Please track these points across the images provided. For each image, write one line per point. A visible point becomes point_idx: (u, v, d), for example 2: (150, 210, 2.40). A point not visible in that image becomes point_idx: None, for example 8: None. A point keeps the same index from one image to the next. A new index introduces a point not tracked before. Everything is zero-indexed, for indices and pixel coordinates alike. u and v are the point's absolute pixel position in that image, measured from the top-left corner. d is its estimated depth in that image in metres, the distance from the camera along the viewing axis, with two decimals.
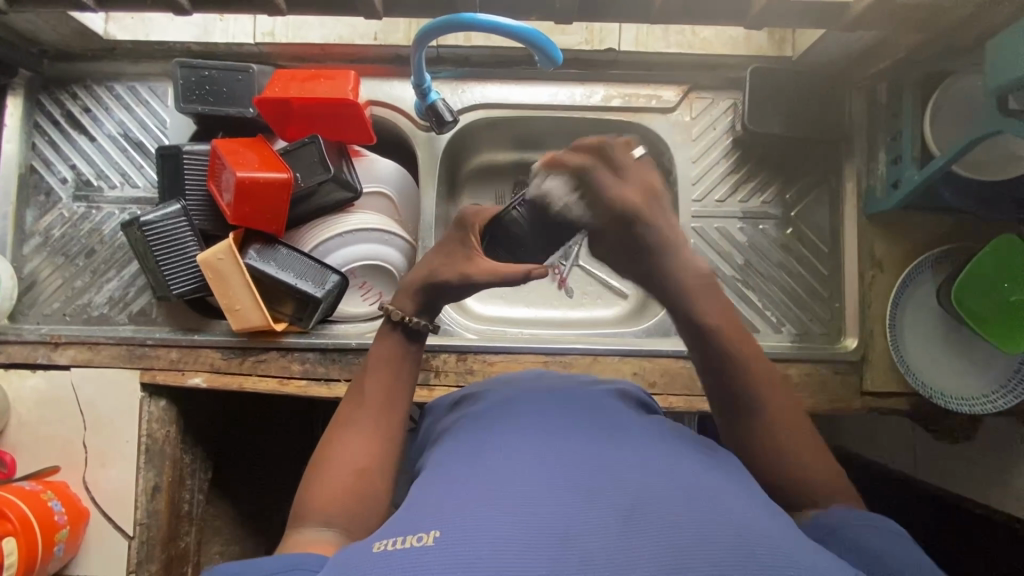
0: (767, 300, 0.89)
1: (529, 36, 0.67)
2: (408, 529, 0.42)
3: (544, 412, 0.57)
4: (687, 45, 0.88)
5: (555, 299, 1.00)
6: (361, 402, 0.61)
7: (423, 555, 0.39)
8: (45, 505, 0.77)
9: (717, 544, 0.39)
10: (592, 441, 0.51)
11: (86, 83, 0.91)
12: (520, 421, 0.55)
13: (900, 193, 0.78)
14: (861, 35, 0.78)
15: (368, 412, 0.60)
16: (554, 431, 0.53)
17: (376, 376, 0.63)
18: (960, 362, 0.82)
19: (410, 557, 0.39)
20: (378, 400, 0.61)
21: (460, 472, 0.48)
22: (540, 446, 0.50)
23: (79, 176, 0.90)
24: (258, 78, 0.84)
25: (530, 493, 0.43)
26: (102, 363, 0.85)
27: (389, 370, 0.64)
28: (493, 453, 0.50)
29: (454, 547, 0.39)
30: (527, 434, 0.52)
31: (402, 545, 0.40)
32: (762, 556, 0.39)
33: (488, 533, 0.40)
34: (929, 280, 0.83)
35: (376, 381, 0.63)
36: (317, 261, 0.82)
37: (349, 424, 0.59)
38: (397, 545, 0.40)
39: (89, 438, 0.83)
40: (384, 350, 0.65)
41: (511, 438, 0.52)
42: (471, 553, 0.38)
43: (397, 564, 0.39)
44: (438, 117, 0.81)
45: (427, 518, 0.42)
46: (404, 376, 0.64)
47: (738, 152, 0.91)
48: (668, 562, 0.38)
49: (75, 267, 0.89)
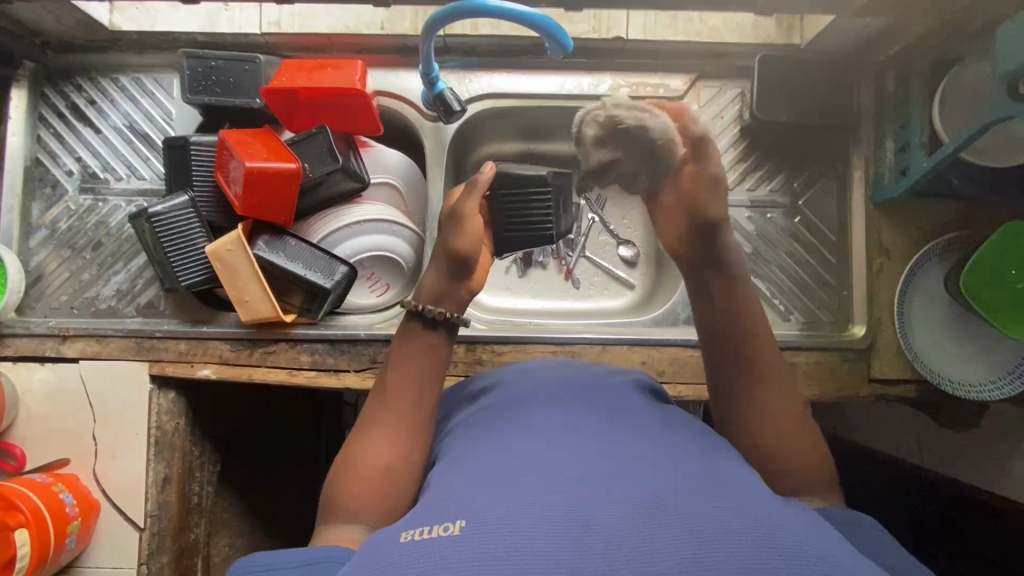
0: (775, 288, 0.89)
1: (539, 23, 0.67)
2: (432, 520, 0.42)
3: (563, 405, 0.57)
4: (694, 33, 0.88)
5: (562, 290, 1.00)
6: (386, 398, 0.61)
7: (449, 546, 0.39)
8: (56, 497, 0.77)
9: (740, 535, 0.39)
10: (612, 433, 0.51)
11: (91, 75, 0.90)
12: (536, 415, 0.55)
13: (909, 180, 0.78)
14: (870, 22, 0.78)
15: (392, 408, 0.61)
16: (575, 423, 0.53)
17: (401, 371, 0.63)
18: (967, 349, 0.82)
19: (435, 547, 0.39)
20: (401, 394, 0.61)
21: (481, 465, 0.48)
22: (561, 439, 0.50)
23: (85, 168, 0.90)
24: (265, 68, 0.84)
25: (556, 484, 0.43)
26: (111, 356, 0.85)
27: (413, 364, 0.64)
28: (510, 447, 0.50)
29: (478, 539, 0.39)
30: (548, 427, 0.52)
31: (429, 535, 0.40)
32: (786, 549, 0.38)
33: (514, 524, 0.40)
34: (937, 267, 0.83)
35: (402, 375, 0.63)
36: (325, 252, 0.82)
37: (375, 418, 0.60)
38: (421, 536, 0.41)
39: (98, 431, 0.84)
40: (408, 342, 0.66)
41: (531, 432, 0.52)
42: (498, 544, 0.38)
43: (422, 555, 0.39)
44: (446, 107, 0.81)
45: (452, 508, 0.43)
46: (429, 369, 0.64)
47: (746, 141, 0.91)
48: (693, 556, 0.37)
49: (82, 259, 0.88)
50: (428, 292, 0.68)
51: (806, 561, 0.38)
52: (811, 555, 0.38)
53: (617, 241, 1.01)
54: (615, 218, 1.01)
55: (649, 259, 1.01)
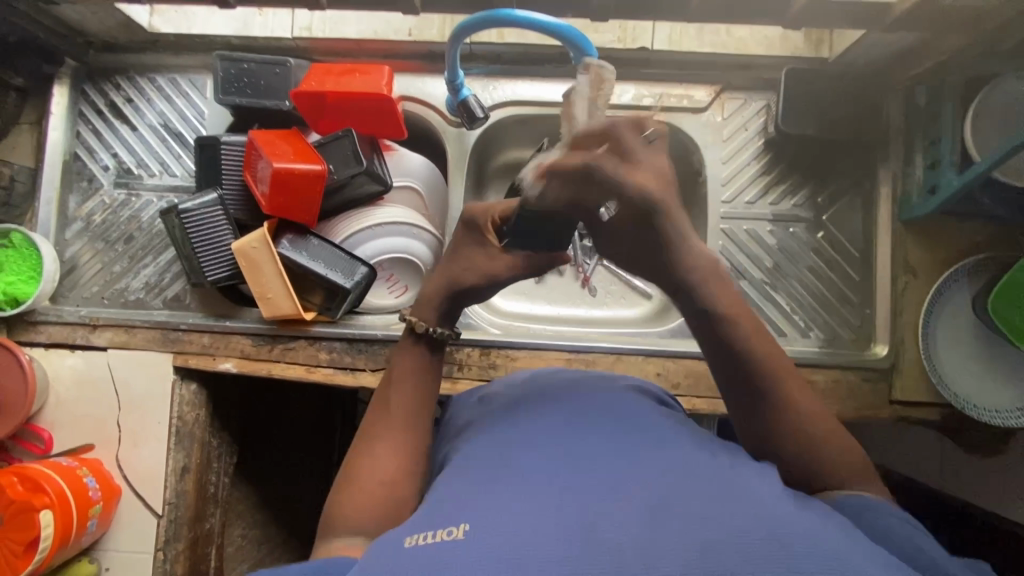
0: (794, 303, 0.88)
1: (564, 33, 0.68)
2: (437, 524, 0.43)
3: (568, 408, 0.56)
4: (721, 45, 0.87)
5: (579, 298, 1.00)
6: (387, 413, 0.61)
7: (453, 550, 0.39)
8: (81, 481, 0.80)
9: (745, 531, 0.39)
10: (617, 435, 0.51)
11: (129, 74, 0.94)
12: (541, 417, 0.55)
13: (937, 198, 0.77)
14: (900, 37, 0.76)
15: (393, 426, 0.60)
16: (580, 426, 0.52)
17: (404, 386, 0.63)
18: (995, 372, 0.80)
19: (439, 552, 0.40)
20: (404, 410, 0.62)
21: (488, 469, 0.49)
22: (568, 441, 0.50)
23: (120, 164, 0.93)
24: (294, 72, 0.86)
25: (561, 487, 0.44)
26: (138, 346, 0.87)
27: (412, 385, 0.63)
28: (514, 452, 0.50)
29: (483, 542, 0.39)
30: (554, 430, 0.52)
31: (432, 539, 0.41)
32: (798, 543, 0.39)
33: (518, 532, 0.40)
34: (964, 287, 0.81)
35: (406, 388, 0.63)
36: (347, 252, 0.84)
37: (375, 438, 0.59)
38: (427, 541, 0.41)
39: (122, 418, 0.86)
40: (403, 361, 0.65)
41: (539, 434, 0.52)
42: (502, 553, 0.38)
43: (425, 560, 0.39)
44: (469, 113, 0.82)
45: (455, 514, 0.43)
46: (428, 389, 0.64)
47: (770, 154, 0.90)
48: (700, 553, 0.37)
49: (114, 252, 0.91)
50: (424, 308, 0.66)
51: (816, 563, 0.37)
52: (823, 551, 0.38)
53: None
54: None
55: None
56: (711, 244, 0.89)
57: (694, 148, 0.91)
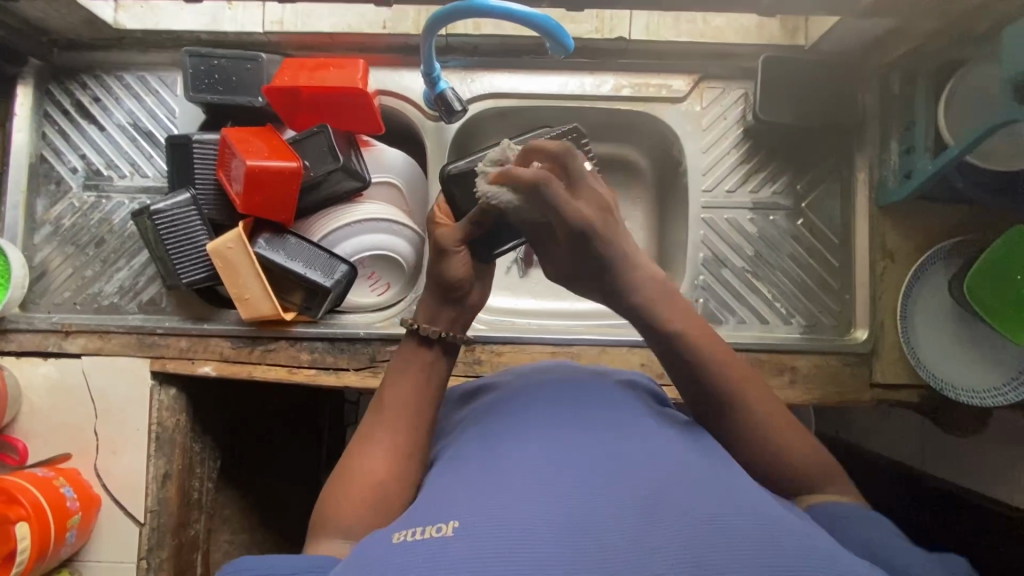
0: (777, 291, 0.88)
1: (539, 22, 0.67)
2: (426, 521, 0.42)
3: (559, 404, 0.56)
4: (698, 34, 0.87)
5: (563, 291, 0.99)
6: (384, 412, 0.60)
7: (439, 548, 0.39)
8: (58, 491, 0.78)
9: (730, 529, 0.39)
10: (607, 431, 0.51)
11: (95, 72, 0.91)
12: (532, 414, 0.55)
13: (913, 183, 0.77)
14: (873, 24, 0.77)
15: (392, 427, 0.59)
16: (570, 422, 0.52)
17: (401, 384, 0.62)
18: (973, 353, 0.81)
19: (426, 549, 0.39)
20: (404, 410, 0.60)
21: (477, 466, 0.48)
22: (558, 436, 0.50)
23: (89, 165, 0.90)
24: (267, 67, 0.84)
25: (552, 482, 0.43)
26: (113, 352, 0.85)
27: (413, 385, 0.61)
28: (504, 448, 0.50)
29: (471, 539, 0.39)
30: (545, 426, 0.52)
31: (421, 536, 0.40)
32: (783, 539, 0.39)
33: (507, 527, 0.39)
34: (941, 271, 0.82)
35: (407, 386, 0.62)
36: (326, 250, 0.82)
37: (372, 438, 0.58)
38: (414, 537, 0.41)
39: (100, 426, 0.84)
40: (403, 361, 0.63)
41: (529, 430, 0.52)
42: (494, 548, 0.38)
43: (413, 557, 0.39)
44: (447, 106, 0.81)
45: (444, 511, 0.43)
46: (428, 388, 0.62)
47: (749, 142, 0.90)
48: (686, 552, 0.37)
49: (86, 256, 0.89)
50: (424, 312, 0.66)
51: (805, 559, 0.38)
52: (801, 544, 0.39)
53: None
54: None
55: (650, 259, 1.01)
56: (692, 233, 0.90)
57: (675, 138, 0.90)
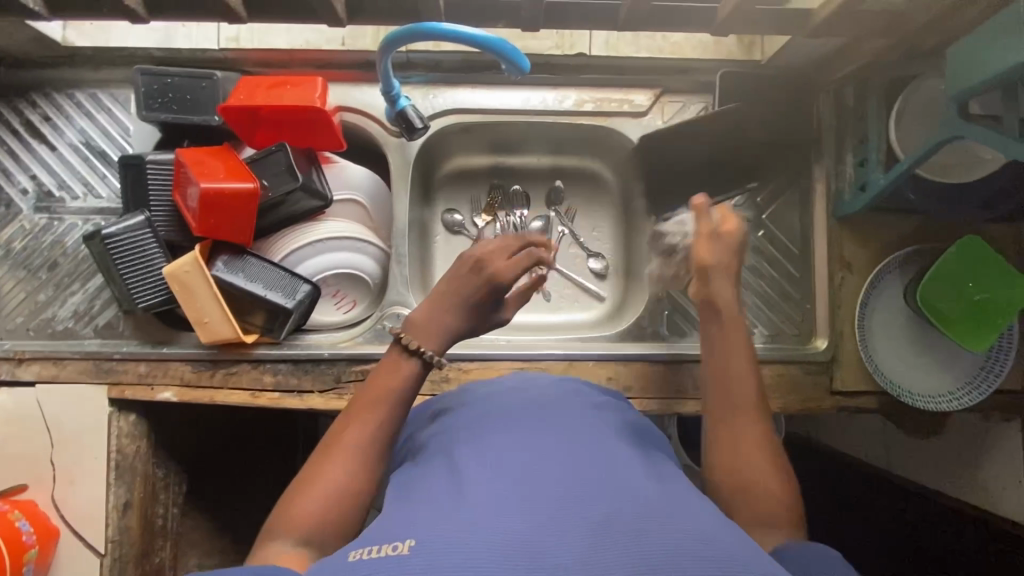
0: (740, 302, 0.89)
1: (494, 47, 0.66)
2: (383, 539, 0.41)
3: (520, 423, 0.56)
4: (658, 49, 0.89)
5: (532, 303, 1.00)
6: (355, 420, 0.57)
7: (394, 566, 0.38)
8: (12, 526, 0.75)
9: (681, 550, 0.39)
10: (567, 447, 0.51)
11: (45, 90, 0.88)
12: (495, 431, 0.55)
13: (867, 196, 0.79)
14: (824, 42, 0.79)
15: (360, 436, 0.56)
16: (530, 439, 0.53)
17: (374, 393, 0.59)
18: (927, 357, 0.84)
19: (380, 567, 0.38)
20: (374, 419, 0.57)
21: (436, 487, 0.48)
22: (519, 454, 0.50)
23: (40, 186, 0.88)
24: (222, 85, 0.82)
25: (509, 502, 0.43)
26: (69, 379, 0.83)
27: (387, 394, 0.59)
28: (463, 467, 0.49)
29: (426, 557, 0.38)
30: (506, 443, 0.52)
31: (376, 555, 0.40)
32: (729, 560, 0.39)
33: (462, 547, 0.39)
34: (896, 280, 0.84)
35: (382, 391, 0.59)
36: (288, 271, 0.81)
37: (339, 445, 0.56)
38: (371, 555, 0.40)
39: (56, 456, 0.82)
40: (385, 372, 0.60)
41: (490, 448, 0.52)
42: (446, 562, 0.38)
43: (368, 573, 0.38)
44: (408, 124, 0.80)
45: (401, 529, 0.42)
46: (401, 399, 0.59)
47: (711, 156, 0.91)
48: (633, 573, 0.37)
49: (38, 280, 0.86)
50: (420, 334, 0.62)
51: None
52: (746, 566, 0.39)
53: (586, 253, 1.01)
54: (585, 231, 1.02)
55: (618, 270, 1.01)
56: (656, 247, 0.90)
57: (638, 152, 0.91)
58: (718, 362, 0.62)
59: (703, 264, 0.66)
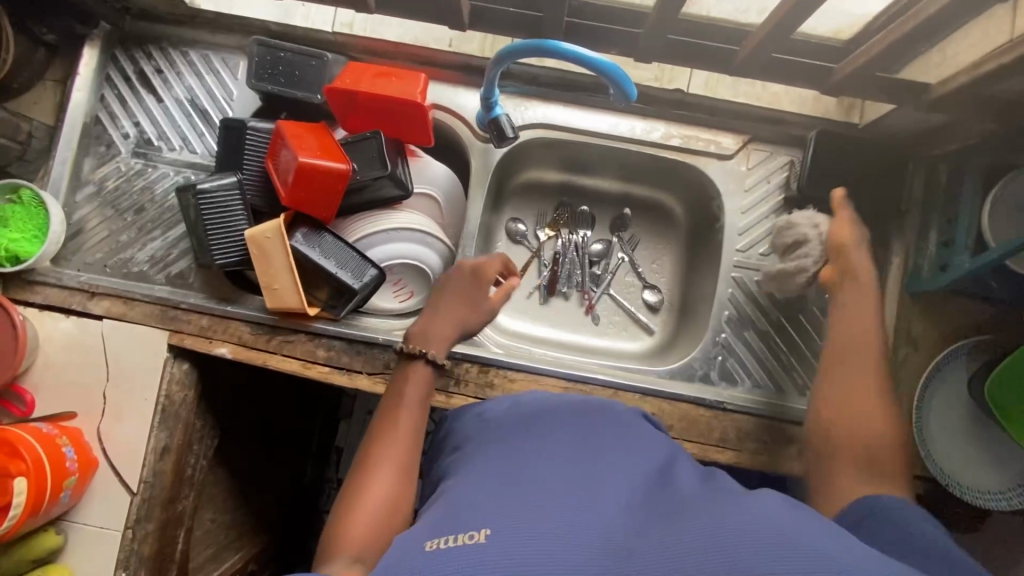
0: (795, 361, 0.88)
1: (606, 70, 0.67)
2: (456, 528, 0.43)
3: (578, 427, 0.57)
4: (754, 96, 0.90)
5: (581, 324, 1.00)
6: (386, 427, 0.64)
7: (473, 554, 0.40)
8: (59, 450, 0.78)
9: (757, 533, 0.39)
10: (626, 458, 0.52)
11: (162, 45, 0.93)
12: (553, 430, 0.56)
13: (949, 276, 0.77)
14: (926, 117, 0.79)
15: (393, 441, 0.62)
16: (587, 443, 0.53)
17: (396, 401, 0.67)
18: (982, 454, 0.81)
19: (460, 553, 0.40)
20: (404, 424, 0.64)
21: (500, 478, 0.49)
22: (579, 457, 0.51)
23: (141, 134, 0.92)
24: (330, 67, 0.86)
25: (577, 500, 0.44)
26: (135, 320, 0.86)
27: (410, 400, 0.67)
28: (525, 463, 0.50)
29: (502, 547, 0.40)
30: (565, 444, 0.53)
31: (453, 543, 0.41)
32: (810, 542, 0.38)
33: (537, 541, 0.40)
34: (963, 367, 0.82)
35: (406, 409, 0.66)
36: (359, 252, 0.83)
37: (376, 453, 0.61)
38: (448, 544, 0.41)
39: (109, 390, 0.85)
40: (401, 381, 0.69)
41: (550, 446, 0.53)
42: (516, 554, 0.39)
43: (449, 558, 0.40)
44: (499, 131, 0.82)
45: (474, 518, 0.44)
46: (421, 402, 0.67)
47: (788, 211, 0.90)
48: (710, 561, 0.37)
49: (123, 221, 0.90)
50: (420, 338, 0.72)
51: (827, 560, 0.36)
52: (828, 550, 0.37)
53: (642, 284, 1.01)
54: (645, 262, 1.02)
55: (672, 306, 1.00)
56: (719, 290, 0.90)
57: (716, 194, 0.91)
58: (842, 320, 0.71)
59: (839, 245, 0.75)
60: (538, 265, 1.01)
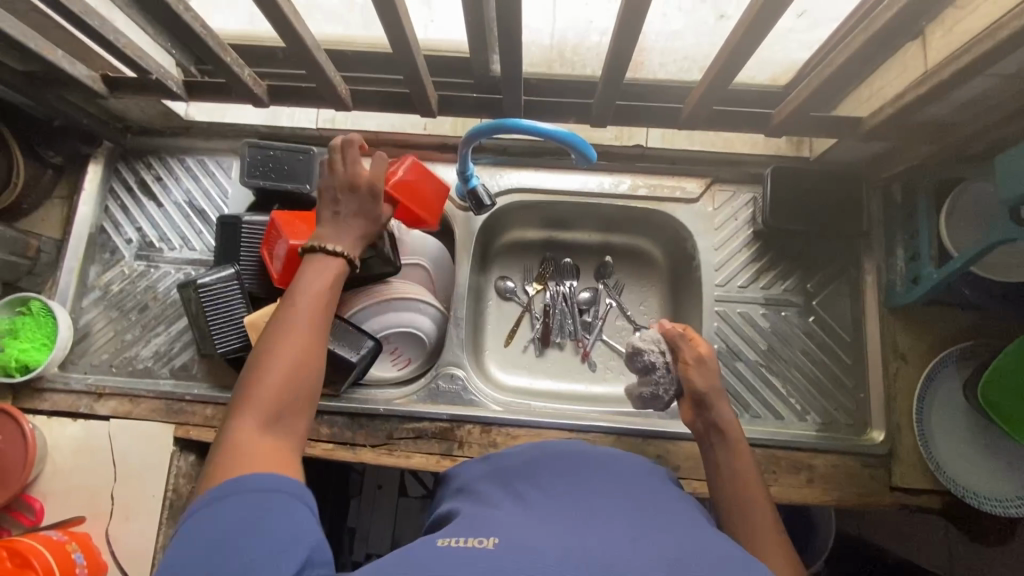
0: (790, 386, 0.90)
1: (564, 138, 0.73)
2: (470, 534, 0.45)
3: (605, 464, 0.58)
4: (709, 142, 0.98)
5: (579, 373, 1.02)
6: (286, 319, 0.60)
7: (478, 553, 0.42)
8: (69, 557, 0.78)
9: None
10: (646, 497, 0.52)
11: (161, 155, 1.01)
12: (582, 462, 0.57)
13: (921, 289, 0.80)
14: (868, 146, 0.85)
15: (293, 333, 0.59)
16: (611, 480, 0.54)
17: (301, 290, 0.63)
18: (993, 461, 0.80)
19: (467, 552, 0.42)
20: (307, 315, 0.61)
21: (519, 509, 0.50)
22: (600, 491, 0.51)
23: (144, 237, 0.98)
24: (317, 159, 0.93)
25: (588, 529, 0.45)
26: (141, 416, 0.88)
27: (317, 286, 0.63)
28: (541, 499, 0.51)
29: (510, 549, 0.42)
30: (590, 480, 0.54)
31: (464, 544, 0.43)
32: None
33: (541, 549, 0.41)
34: (955, 376, 0.83)
35: (303, 298, 0.62)
36: (354, 325, 0.85)
37: (272, 344, 0.58)
38: (459, 543, 0.44)
39: (116, 490, 0.85)
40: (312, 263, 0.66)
41: (574, 483, 0.53)
42: (523, 550, 0.41)
43: (454, 554, 0.42)
44: (478, 201, 0.87)
45: (488, 531, 0.45)
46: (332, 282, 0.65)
47: (759, 243, 0.95)
48: None
49: (128, 321, 0.94)
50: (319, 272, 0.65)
51: None
52: None
53: (633, 326, 1.04)
54: (633, 305, 1.05)
55: None
56: (706, 324, 0.93)
57: (688, 235, 0.96)
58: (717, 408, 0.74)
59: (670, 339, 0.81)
60: (529, 319, 1.04)
